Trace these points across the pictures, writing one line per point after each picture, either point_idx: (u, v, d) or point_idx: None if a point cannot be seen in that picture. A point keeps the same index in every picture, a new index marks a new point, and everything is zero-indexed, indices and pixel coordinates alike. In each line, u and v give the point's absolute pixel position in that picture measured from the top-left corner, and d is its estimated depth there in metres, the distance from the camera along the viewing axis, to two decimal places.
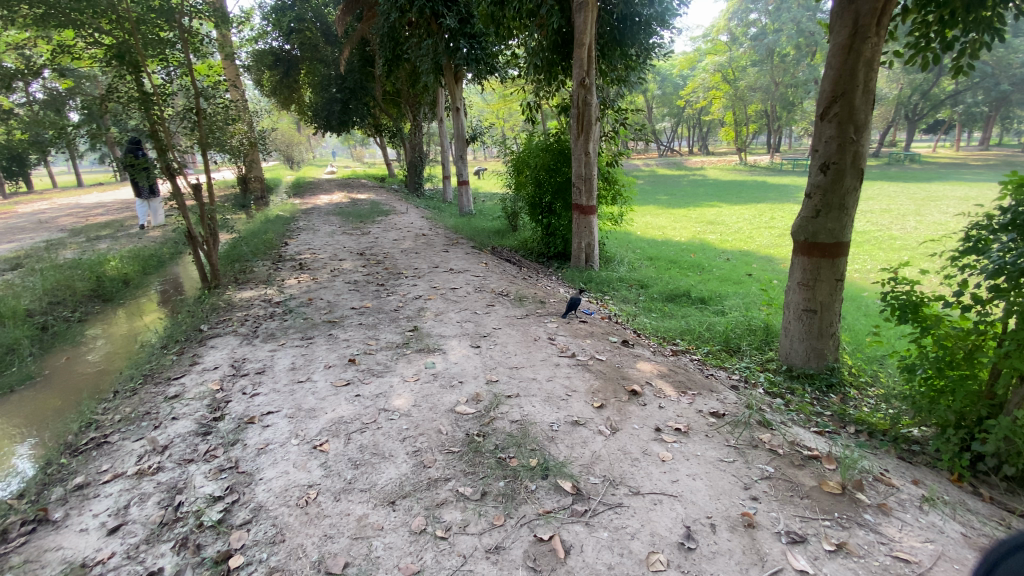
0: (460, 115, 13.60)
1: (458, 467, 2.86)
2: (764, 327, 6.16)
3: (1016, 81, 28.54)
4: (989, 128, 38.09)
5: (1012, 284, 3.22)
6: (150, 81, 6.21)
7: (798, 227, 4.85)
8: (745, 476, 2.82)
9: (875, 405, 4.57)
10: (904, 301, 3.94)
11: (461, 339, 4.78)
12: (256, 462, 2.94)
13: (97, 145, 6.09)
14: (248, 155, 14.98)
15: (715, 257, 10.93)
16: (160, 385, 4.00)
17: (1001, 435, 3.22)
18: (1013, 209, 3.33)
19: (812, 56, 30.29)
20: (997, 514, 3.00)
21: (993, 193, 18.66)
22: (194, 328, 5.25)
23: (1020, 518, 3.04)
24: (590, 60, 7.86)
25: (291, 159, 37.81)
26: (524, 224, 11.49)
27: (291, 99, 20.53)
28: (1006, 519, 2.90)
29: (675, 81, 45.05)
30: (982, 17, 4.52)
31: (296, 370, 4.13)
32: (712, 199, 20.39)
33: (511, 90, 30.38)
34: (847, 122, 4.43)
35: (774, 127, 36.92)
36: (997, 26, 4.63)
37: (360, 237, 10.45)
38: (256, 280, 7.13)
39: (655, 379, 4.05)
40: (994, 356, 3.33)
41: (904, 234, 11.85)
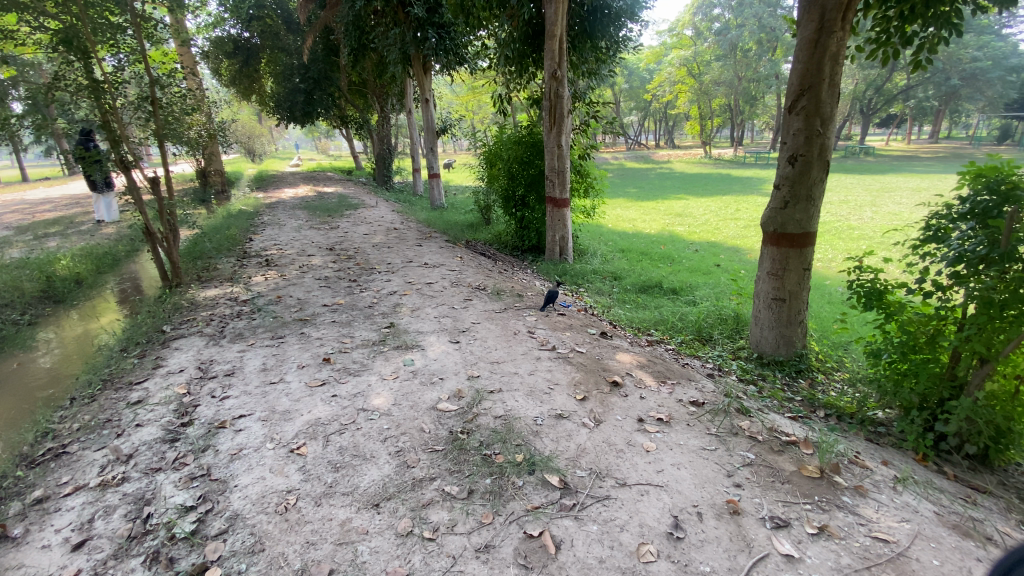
0: (429, 106, 13.37)
1: (442, 465, 2.81)
2: (734, 316, 6.30)
3: (964, 76, 30.06)
4: (938, 122, 40.09)
5: (971, 271, 3.37)
6: (101, 69, 5.84)
7: (768, 218, 4.96)
8: (728, 463, 2.86)
9: (842, 389, 4.74)
10: (868, 289, 4.08)
11: (439, 335, 4.70)
12: (230, 468, 2.81)
13: (42, 138, 5.66)
14: (208, 147, 14.35)
15: (684, 248, 11.15)
16: (121, 391, 3.78)
17: (963, 415, 3.40)
18: (971, 198, 3.47)
19: (773, 51, 31.15)
20: (962, 492, 3.16)
21: (943, 183, 19.67)
22: (156, 329, 4.99)
23: (982, 494, 3.20)
24: (561, 51, 7.81)
25: (252, 151, 36.44)
26: (497, 218, 11.42)
27: (251, 89, 19.77)
28: (970, 497, 3.06)
29: (642, 75, 45.58)
30: (940, 12, 4.69)
31: (268, 371, 3.98)
32: (680, 191, 20.79)
33: (481, 82, 30.19)
34: (814, 115, 4.53)
35: (737, 121, 37.85)
36: (954, 22, 4.82)
37: (329, 232, 10.16)
38: (221, 277, 6.84)
39: (635, 370, 4.07)
40: (956, 340, 3.47)
41: (862, 224, 12.37)
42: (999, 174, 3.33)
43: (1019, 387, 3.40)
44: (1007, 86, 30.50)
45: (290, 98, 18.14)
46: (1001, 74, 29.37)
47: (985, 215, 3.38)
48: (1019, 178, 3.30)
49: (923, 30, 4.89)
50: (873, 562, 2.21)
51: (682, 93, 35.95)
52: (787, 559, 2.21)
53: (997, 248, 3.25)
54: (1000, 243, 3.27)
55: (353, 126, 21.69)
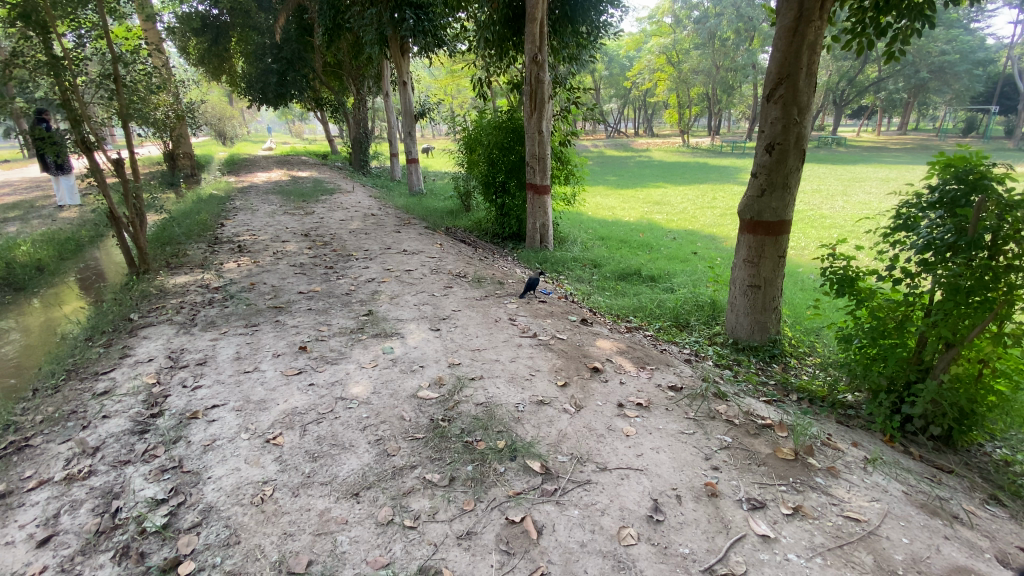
0: (407, 90, 13.08)
1: (423, 453, 2.78)
2: (711, 303, 6.39)
3: (933, 69, 30.85)
4: (908, 114, 41.14)
5: (939, 258, 3.48)
6: (60, 44, 5.56)
7: (745, 206, 5.02)
8: (705, 446, 2.90)
9: (815, 372, 4.88)
10: (841, 276, 4.17)
11: (419, 322, 4.64)
12: (203, 460, 2.72)
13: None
14: (176, 129, 13.82)
15: (662, 236, 11.26)
16: (86, 381, 3.62)
17: (929, 398, 3.54)
18: (940, 188, 3.57)
19: (750, 41, 31.48)
20: (927, 472, 3.31)
21: (911, 173, 20.25)
22: (124, 318, 4.80)
23: (947, 475, 3.33)
24: (542, 35, 7.70)
25: (223, 134, 35.29)
26: (477, 204, 11.31)
27: (221, 69, 19.06)
28: (935, 477, 3.20)
29: (622, 62, 45.46)
30: (913, 4, 4.79)
31: (242, 359, 3.87)
32: (658, 179, 20.94)
33: (460, 67, 29.77)
34: (791, 104, 4.57)
35: (715, 110, 38.20)
36: (927, 14, 4.91)
37: (304, 218, 9.92)
38: (191, 264, 6.62)
39: (614, 356, 4.09)
40: (924, 325, 3.59)
41: (833, 213, 12.69)
42: (968, 164, 3.42)
43: (982, 370, 3.53)
44: (972, 79, 31.46)
45: (262, 79, 17.60)
46: (967, 67, 30.31)
47: (953, 204, 3.48)
48: (986, 168, 3.39)
49: (897, 22, 4.98)
50: (845, 540, 2.28)
51: (661, 81, 36.03)
52: (763, 539, 2.26)
53: (964, 236, 3.35)
54: (968, 232, 3.37)
55: (328, 109, 21.16)
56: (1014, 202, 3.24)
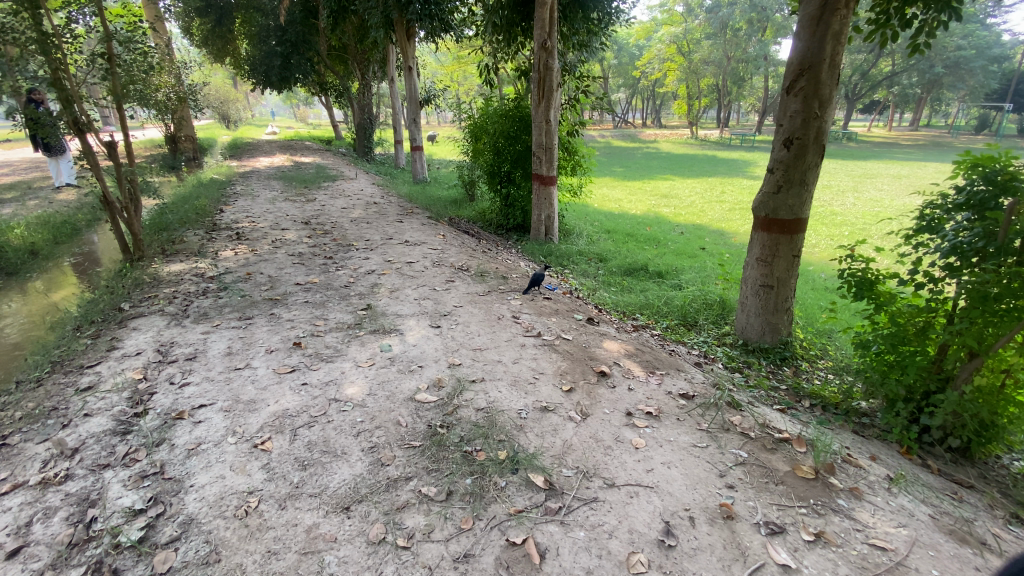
0: (413, 75, 12.78)
1: (420, 463, 2.62)
2: (720, 301, 6.19)
3: (948, 64, 30.23)
4: (920, 110, 40.51)
5: (965, 263, 3.27)
6: (51, 21, 5.31)
7: (760, 203, 4.80)
8: (720, 462, 2.73)
9: (827, 378, 4.70)
10: (859, 278, 3.94)
11: (419, 318, 4.47)
12: (186, 465, 2.57)
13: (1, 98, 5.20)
14: (177, 111, 13.60)
15: (669, 230, 11.03)
16: (70, 375, 3.47)
17: (949, 409, 3.37)
18: (968, 188, 3.34)
19: (762, 32, 30.87)
20: (948, 488, 3.16)
21: (924, 171, 19.87)
22: (114, 307, 4.63)
23: (971, 494, 3.16)
24: (552, 21, 7.43)
25: (227, 117, 34.98)
26: (481, 194, 11.09)
27: (225, 51, 18.78)
28: (956, 495, 3.04)
29: (632, 51, 44.78)
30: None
31: (233, 355, 3.70)
32: (665, 171, 20.61)
33: (467, 52, 29.27)
34: (813, 97, 4.34)
35: (725, 102, 37.60)
36: (955, 6, 4.65)
37: (305, 205, 9.72)
38: (187, 251, 6.45)
39: (622, 359, 3.90)
40: (947, 333, 3.39)
41: (844, 210, 12.41)
42: (997, 164, 3.20)
43: (1004, 381, 3.37)
44: (988, 76, 30.82)
45: (265, 62, 17.27)
46: (983, 63, 29.71)
47: (982, 206, 3.27)
48: (1016, 169, 3.18)
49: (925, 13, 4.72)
50: (872, 572, 2.11)
51: (671, 71, 35.40)
52: (784, 570, 2.09)
53: (994, 241, 3.14)
54: (998, 236, 3.15)
55: (332, 93, 20.84)
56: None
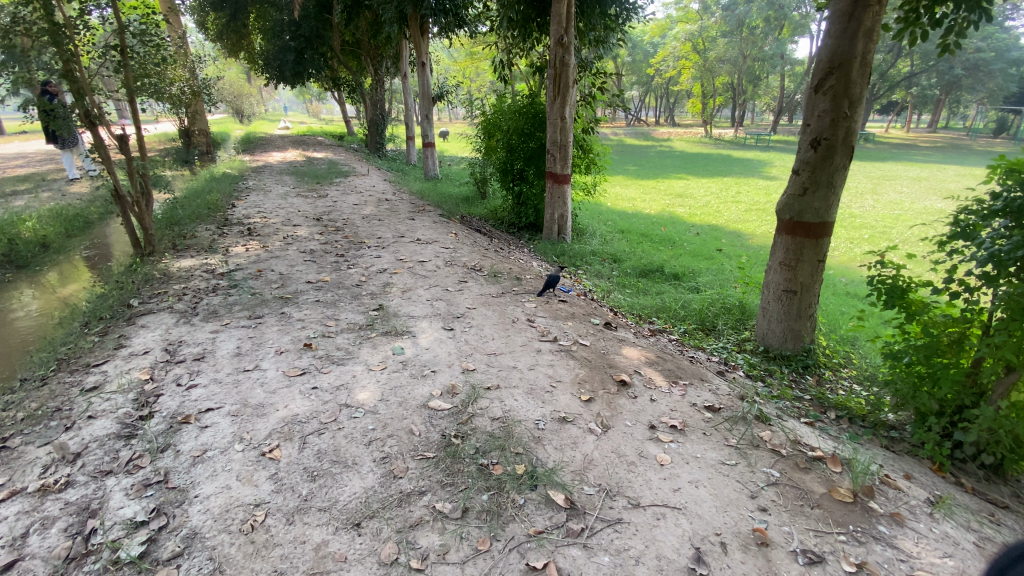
0: (426, 71, 12.64)
1: (434, 477, 2.49)
2: (740, 305, 6.00)
3: (969, 65, 29.60)
4: (939, 111, 39.72)
5: (1003, 272, 3.07)
6: (63, 12, 5.23)
7: (784, 205, 4.62)
8: (751, 482, 2.58)
9: (853, 388, 4.51)
10: (889, 286, 3.74)
11: (432, 320, 4.35)
12: (191, 474, 2.46)
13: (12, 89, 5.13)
14: (191, 105, 13.61)
15: (684, 231, 10.84)
16: (76, 374, 3.39)
17: (984, 426, 3.18)
18: (1007, 194, 3.14)
19: (779, 30, 30.41)
20: (986, 509, 2.98)
21: (944, 174, 19.43)
22: (123, 303, 4.56)
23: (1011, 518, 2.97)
24: (569, 16, 7.27)
25: (241, 112, 35.20)
26: (493, 192, 10.97)
27: (239, 45, 18.83)
28: (996, 518, 2.86)
29: (645, 48, 44.40)
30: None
31: (242, 356, 3.61)
32: (679, 171, 20.32)
33: (480, 49, 29.14)
34: (842, 96, 4.14)
35: (739, 101, 37.11)
36: (986, 5, 4.42)
37: (317, 201, 9.65)
38: (198, 246, 6.39)
39: (643, 367, 3.75)
40: (984, 346, 3.19)
41: (863, 213, 12.12)
42: None
43: None
44: (1009, 78, 30.20)
45: (279, 57, 17.23)
46: (1003, 65, 29.11)
47: (1021, 213, 3.03)
48: None
49: (955, 13, 4.48)
50: None
51: (686, 69, 34.94)
52: None
53: None
54: None
55: (345, 89, 20.77)
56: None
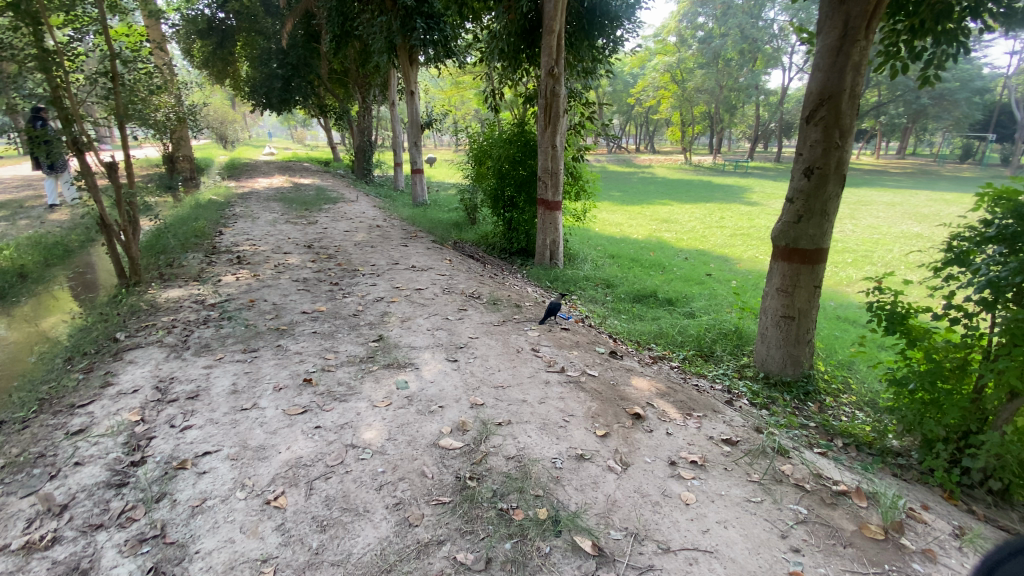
0: (414, 99, 12.75)
1: (452, 524, 2.36)
2: (736, 331, 6.00)
3: (933, 95, 31.08)
4: (905, 139, 41.50)
5: (1001, 298, 3.06)
6: (53, 38, 5.10)
7: (780, 232, 4.66)
8: (779, 521, 2.49)
9: (856, 415, 4.45)
10: (889, 312, 3.71)
11: (434, 351, 4.24)
12: (190, 527, 2.28)
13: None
14: (176, 131, 13.46)
15: (673, 255, 10.94)
16: (59, 416, 3.18)
17: (992, 451, 3.05)
18: (999, 221, 3.17)
19: (753, 62, 31.63)
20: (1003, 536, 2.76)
21: (916, 198, 20.15)
22: (108, 337, 4.34)
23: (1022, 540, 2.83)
24: (559, 48, 7.41)
25: (225, 138, 34.95)
26: (483, 218, 10.97)
27: (225, 72, 18.83)
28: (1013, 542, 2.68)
29: (625, 79, 45.78)
30: (950, 27, 4.37)
31: (239, 393, 3.44)
32: (664, 196, 20.71)
33: (465, 78, 29.69)
34: (833, 126, 4.22)
35: (717, 129, 38.26)
36: (964, 39, 4.50)
37: (306, 228, 9.52)
38: (185, 276, 6.19)
39: (654, 399, 3.67)
40: (987, 370, 3.11)
41: (844, 237, 12.43)
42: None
43: None
44: (972, 107, 31.77)
45: (266, 84, 17.25)
46: (966, 95, 30.65)
47: (1015, 239, 3.05)
48: None
49: (933, 46, 4.55)
50: None
51: (665, 98, 35.98)
52: None
53: None
54: None
55: (332, 116, 20.84)
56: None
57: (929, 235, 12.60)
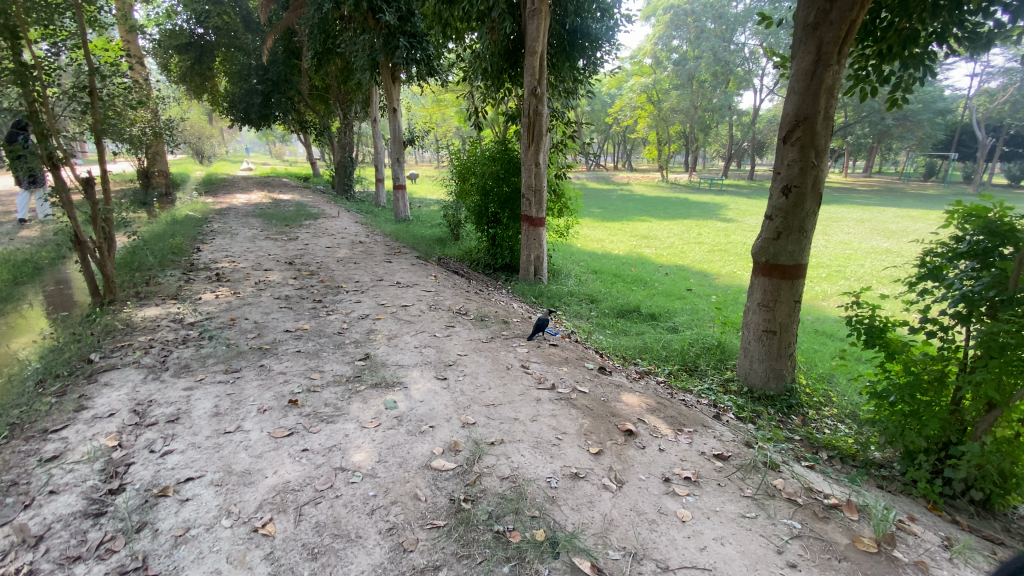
0: (397, 116, 12.78)
1: (448, 549, 2.30)
2: (719, 345, 6.07)
3: (897, 117, 32.52)
4: (871, 158, 43.23)
5: (975, 312, 3.17)
6: (30, 53, 4.99)
7: (759, 249, 4.77)
8: (775, 536, 2.50)
9: (838, 427, 4.52)
10: (868, 326, 3.79)
11: (423, 369, 4.18)
12: (173, 558, 2.18)
13: None
14: (151, 146, 13.20)
15: (654, 271, 11.09)
16: (31, 442, 3.02)
17: (972, 461, 3.11)
18: (970, 238, 3.29)
19: (726, 84, 32.70)
20: (988, 547, 2.82)
21: (884, 215, 20.92)
22: (82, 358, 4.17)
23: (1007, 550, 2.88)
24: (542, 68, 7.54)
25: (201, 153, 34.39)
26: (466, 234, 10.98)
27: (203, 87, 18.61)
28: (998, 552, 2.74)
29: (603, 99, 46.81)
30: (917, 52, 4.57)
31: (222, 416, 3.33)
32: (643, 213, 21.07)
33: (445, 97, 29.96)
34: (809, 146, 4.36)
35: (693, 148, 39.24)
36: (929, 63, 4.72)
37: (287, 244, 9.38)
38: (162, 294, 6.02)
39: (645, 415, 3.67)
40: (965, 382, 3.19)
41: (818, 253, 12.81)
42: (993, 216, 3.17)
43: (1019, 432, 3.16)
44: (933, 128, 33.37)
45: (245, 100, 17.13)
46: (928, 116, 32.17)
47: (987, 255, 3.18)
48: (1012, 220, 3.16)
49: (901, 70, 4.74)
50: None
51: (642, 118, 36.85)
52: None
53: (1006, 291, 3.02)
54: (1008, 286, 3.04)
55: (312, 132, 20.76)
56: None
57: (897, 250, 13.07)
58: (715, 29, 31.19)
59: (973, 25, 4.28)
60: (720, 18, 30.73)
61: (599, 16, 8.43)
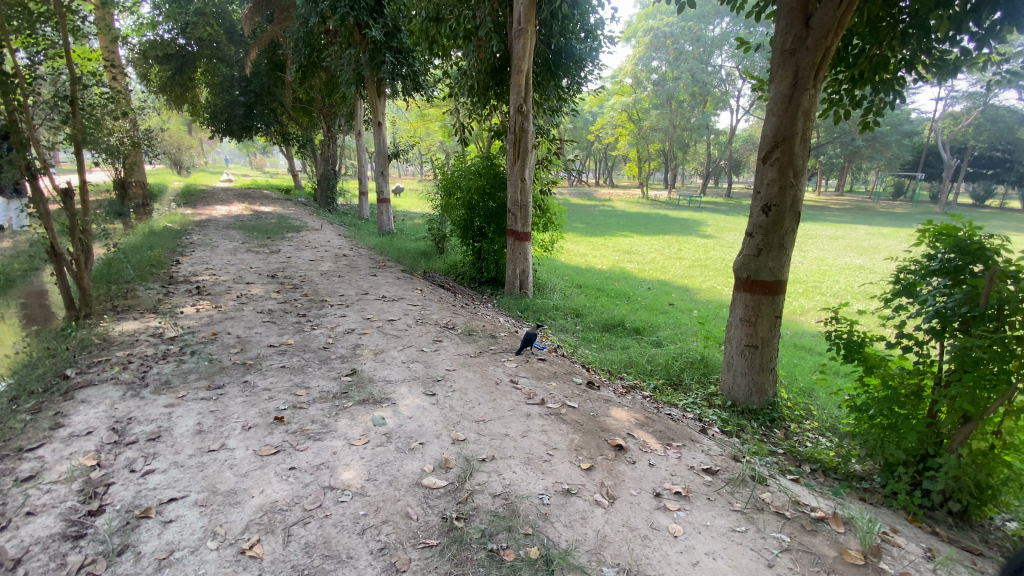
0: (382, 130, 12.79)
1: (441, 568, 2.27)
2: (702, 360, 6.15)
3: (867, 138, 33.81)
4: (843, 177, 44.74)
5: (948, 327, 3.28)
6: (10, 61, 4.88)
7: (741, 265, 4.88)
8: (765, 550, 2.52)
9: (820, 440, 4.60)
10: (847, 340, 3.89)
11: (411, 385, 4.14)
12: None
13: None
14: (129, 157, 12.94)
15: (637, 285, 11.23)
16: (4, 461, 2.90)
17: (950, 472, 3.19)
18: (941, 256, 3.42)
19: (704, 104, 33.58)
20: (967, 558, 2.89)
21: (857, 232, 21.61)
22: (57, 374, 4.03)
23: (985, 561, 2.95)
24: (527, 86, 7.64)
25: (178, 163, 33.75)
26: (451, 247, 10.99)
27: (184, 98, 18.38)
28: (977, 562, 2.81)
29: (585, 117, 47.63)
30: (886, 77, 4.78)
31: (206, 433, 3.24)
32: (625, 229, 21.37)
33: (429, 113, 30.12)
34: (787, 166, 4.51)
35: (672, 166, 40.10)
36: (898, 88, 4.94)
37: (269, 257, 9.24)
38: (141, 307, 5.87)
39: (634, 430, 3.69)
40: (940, 396, 3.29)
41: (794, 268, 13.14)
42: (963, 235, 3.31)
43: (993, 443, 3.26)
44: (900, 149, 34.80)
45: (227, 111, 16.98)
46: (895, 138, 33.53)
47: (957, 272, 3.31)
48: (980, 239, 3.30)
49: (872, 94, 4.96)
50: None
51: (623, 135, 37.56)
52: None
53: (977, 307, 3.15)
54: (979, 303, 3.17)
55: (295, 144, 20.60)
56: (1014, 271, 3.10)
57: (870, 267, 13.47)
58: (694, 51, 31.96)
59: (940, 53, 4.49)
60: (698, 41, 31.69)
61: (583, 37, 8.59)
